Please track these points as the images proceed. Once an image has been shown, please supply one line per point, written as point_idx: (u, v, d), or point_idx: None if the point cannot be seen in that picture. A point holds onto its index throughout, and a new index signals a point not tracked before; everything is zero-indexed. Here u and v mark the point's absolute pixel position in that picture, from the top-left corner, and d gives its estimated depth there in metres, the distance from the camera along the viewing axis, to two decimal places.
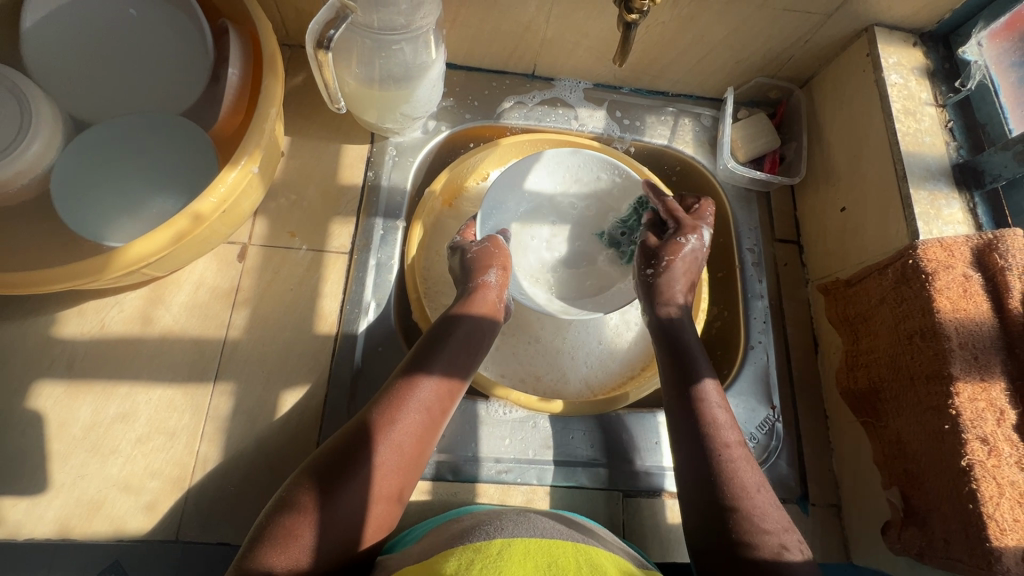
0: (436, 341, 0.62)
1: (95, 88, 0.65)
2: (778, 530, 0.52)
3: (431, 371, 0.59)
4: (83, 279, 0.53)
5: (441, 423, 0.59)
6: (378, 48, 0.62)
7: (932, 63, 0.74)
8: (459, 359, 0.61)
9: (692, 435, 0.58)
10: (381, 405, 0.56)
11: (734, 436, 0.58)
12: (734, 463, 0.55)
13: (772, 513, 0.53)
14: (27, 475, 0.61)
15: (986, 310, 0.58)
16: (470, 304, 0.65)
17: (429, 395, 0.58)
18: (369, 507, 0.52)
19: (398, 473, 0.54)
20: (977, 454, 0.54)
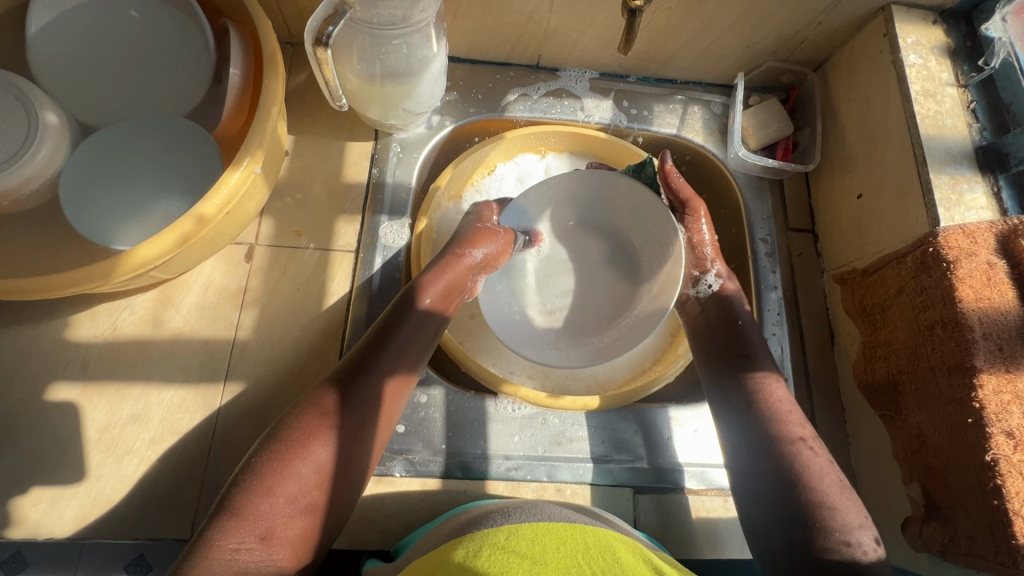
0: (394, 322, 0.60)
1: (98, 91, 0.65)
2: (852, 527, 0.54)
3: (381, 357, 0.58)
4: (91, 284, 0.53)
5: (394, 406, 0.58)
6: (377, 44, 0.62)
7: (953, 43, 0.71)
8: (413, 345, 0.60)
9: (756, 428, 0.60)
10: (329, 393, 0.55)
11: (801, 430, 0.60)
12: (802, 457, 0.58)
13: (843, 505, 0.55)
14: (46, 475, 0.62)
15: (1012, 299, 0.56)
16: (435, 281, 0.63)
17: (382, 380, 0.57)
18: (330, 497, 0.52)
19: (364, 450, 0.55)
20: (1002, 449, 0.53)
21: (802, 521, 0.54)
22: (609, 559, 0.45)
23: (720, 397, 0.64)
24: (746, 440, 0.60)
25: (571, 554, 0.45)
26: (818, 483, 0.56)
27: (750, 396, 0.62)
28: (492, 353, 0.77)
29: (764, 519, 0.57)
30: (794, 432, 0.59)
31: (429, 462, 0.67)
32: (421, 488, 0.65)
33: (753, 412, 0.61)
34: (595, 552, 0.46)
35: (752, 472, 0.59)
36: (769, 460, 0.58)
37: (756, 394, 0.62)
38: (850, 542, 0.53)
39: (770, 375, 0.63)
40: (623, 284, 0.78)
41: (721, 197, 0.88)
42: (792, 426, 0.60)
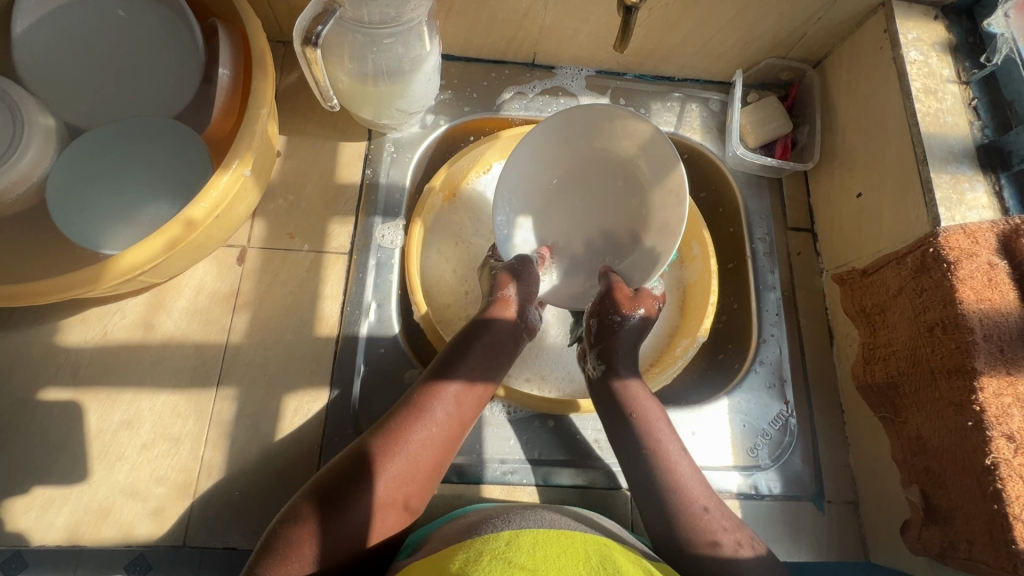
0: (458, 350, 0.61)
1: (85, 93, 0.64)
2: (722, 527, 0.55)
3: (454, 379, 0.59)
4: (78, 289, 0.53)
5: (461, 434, 0.58)
6: (369, 43, 0.61)
7: (954, 38, 0.69)
8: (481, 369, 0.61)
9: (630, 442, 0.61)
10: (401, 412, 0.57)
11: (672, 438, 0.61)
12: (678, 467, 0.59)
13: (716, 512, 0.56)
14: (37, 481, 0.61)
15: (1013, 301, 0.55)
16: (491, 316, 0.64)
17: (452, 402, 0.58)
18: (377, 515, 0.51)
19: (420, 481, 0.55)
20: (1003, 452, 0.52)
21: (677, 527, 0.56)
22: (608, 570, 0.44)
23: (602, 406, 0.64)
24: (632, 447, 0.61)
25: (570, 562, 0.44)
26: (678, 488, 0.58)
27: (617, 404, 0.63)
28: None
29: (651, 525, 0.58)
30: (672, 442, 0.61)
31: None
32: None
33: (625, 425, 0.62)
34: (595, 562, 0.45)
35: (639, 479, 0.59)
36: (649, 470, 0.59)
37: (620, 406, 0.63)
38: (719, 545, 0.54)
39: (635, 381, 0.64)
40: (625, 214, 0.75)
41: (719, 196, 0.87)
42: (662, 435, 0.61)
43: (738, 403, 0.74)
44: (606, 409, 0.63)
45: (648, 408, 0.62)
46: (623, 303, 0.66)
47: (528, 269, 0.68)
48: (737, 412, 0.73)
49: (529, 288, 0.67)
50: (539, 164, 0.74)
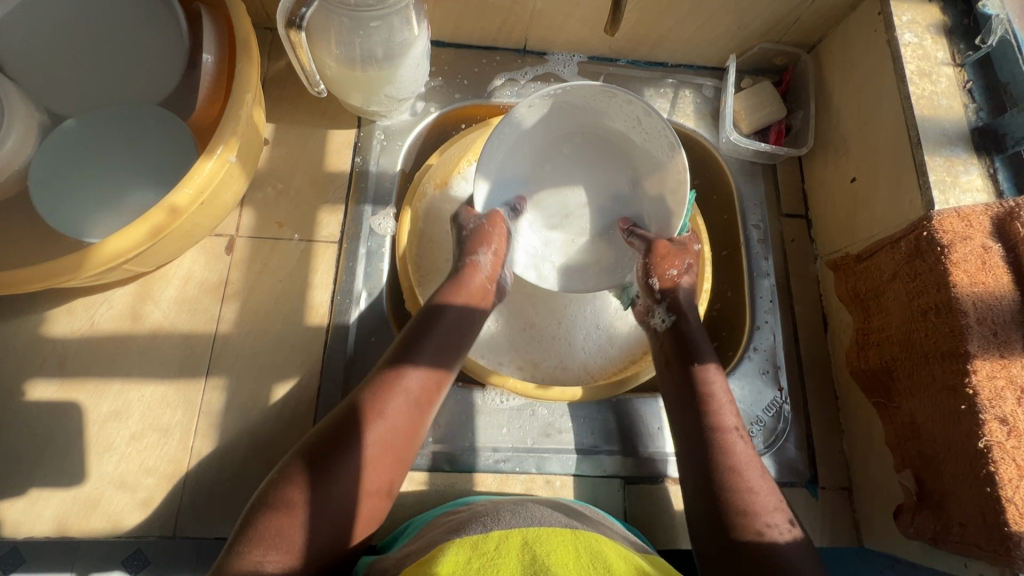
0: (421, 327, 0.59)
1: (67, 80, 0.63)
2: (765, 510, 0.53)
3: (414, 362, 0.56)
4: (61, 277, 0.52)
5: (427, 414, 0.57)
6: (356, 27, 0.60)
7: (950, 20, 0.68)
8: (447, 346, 0.59)
9: (692, 421, 0.58)
10: (361, 396, 0.54)
11: (733, 421, 0.58)
12: (729, 448, 0.56)
13: (762, 492, 0.54)
14: (26, 473, 0.61)
15: (1008, 283, 0.54)
16: (452, 290, 0.63)
17: (415, 384, 0.56)
18: (359, 503, 0.51)
19: (384, 462, 0.53)
20: (995, 435, 0.52)
21: (720, 505, 0.53)
22: (600, 568, 0.44)
23: (671, 390, 0.62)
24: (691, 430, 0.58)
25: (560, 561, 0.44)
26: (731, 469, 0.54)
27: (690, 391, 0.59)
28: (479, 343, 0.75)
29: (698, 510, 0.55)
30: (730, 426, 0.57)
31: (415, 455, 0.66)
32: (408, 483, 0.65)
33: (691, 412, 0.59)
34: (585, 561, 0.44)
35: (692, 463, 0.57)
36: (705, 451, 0.56)
37: (694, 393, 0.59)
38: (768, 534, 0.51)
39: (714, 372, 0.60)
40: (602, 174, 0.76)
41: (713, 183, 0.86)
42: (726, 416, 0.58)
43: (732, 390, 0.73)
44: (682, 396, 0.60)
45: (721, 393, 0.59)
46: (667, 256, 0.65)
47: (498, 226, 0.67)
48: (732, 398, 0.73)
49: (497, 249, 0.65)
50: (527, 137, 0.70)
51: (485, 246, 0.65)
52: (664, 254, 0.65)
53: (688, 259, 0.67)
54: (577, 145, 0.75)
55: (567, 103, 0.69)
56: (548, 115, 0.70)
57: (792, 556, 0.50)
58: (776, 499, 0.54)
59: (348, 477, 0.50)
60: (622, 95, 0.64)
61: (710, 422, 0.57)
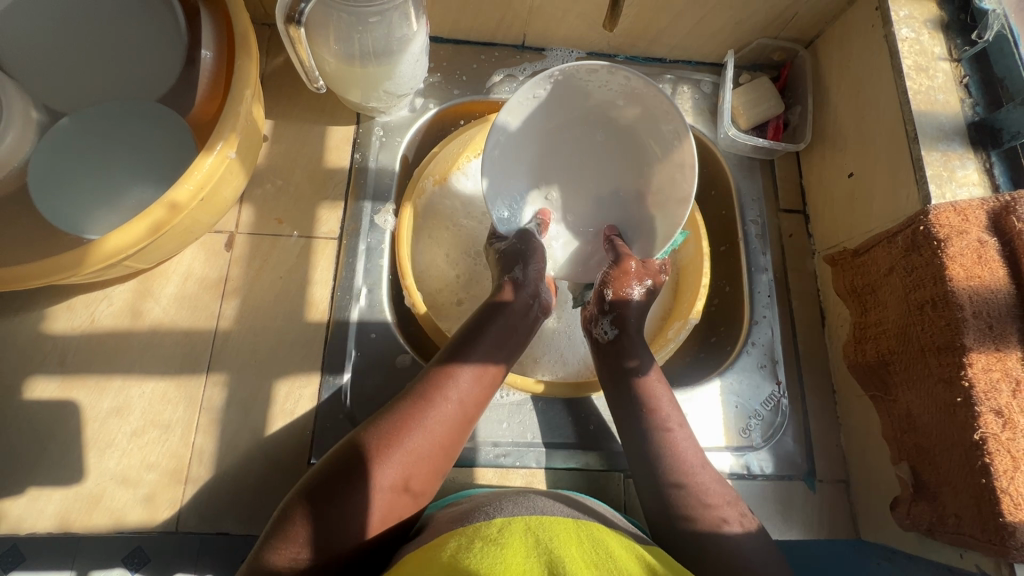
0: (473, 332, 0.61)
1: (63, 76, 0.63)
2: (719, 505, 0.57)
3: (467, 363, 0.59)
4: (62, 274, 0.52)
5: (469, 420, 0.58)
6: (355, 23, 0.60)
7: (946, 15, 0.69)
8: (496, 352, 0.61)
9: (637, 423, 0.62)
10: (417, 387, 0.57)
11: (676, 419, 0.62)
12: (675, 446, 0.60)
13: (710, 490, 0.58)
14: (27, 469, 0.61)
15: (1003, 277, 0.55)
16: (500, 301, 0.64)
17: (464, 387, 0.58)
18: (370, 500, 0.50)
19: (413, 467, 0.53)
20: (991, 427, 0.52)
21: (674, 503, 0.57)
22: (602, 559, 0.44)
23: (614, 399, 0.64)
24: (640, 433, 0.61)
25: (565, 546, 0.44)
26: (687, 468, 0.58)
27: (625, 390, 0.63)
28: None
29: (652, 505, 0.59)
30: (672, 426, 0.61)
31: None
32: None
33: (637, 414, 0.62)
34: (590, 547, 0.45)
35: (642, 463, 0.60)
36: (653, 452, 0.60)
37: (638, 396, 0.62)
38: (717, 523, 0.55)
39: (651, 370, 0.64)
40: (615, 157, 0.73)
41: (711, 179, 0.86)
42: (665, 415, 0.62)
43: (730, 384, 0.74)
44: (619, 399, 0.63)
45: (662, 394, 0.63)
46: (628, 273, 0.67)
47: (530, 245, 0.67)
48: (731, 393, 0.74)
49: (540, 267, 0.66)
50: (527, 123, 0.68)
51: (528, 262, 0.66)
52: (622, 275, 0.66)
53: (648, 279, 0.68)
54: (591, 137, 0.72)
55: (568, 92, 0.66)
56: (548, 108, 0.68)
57: (742, 545, 0.54)
58: (726, 492, 0.58)
59: (394, 471, 0.52)
60: (623, 74, 0.62)
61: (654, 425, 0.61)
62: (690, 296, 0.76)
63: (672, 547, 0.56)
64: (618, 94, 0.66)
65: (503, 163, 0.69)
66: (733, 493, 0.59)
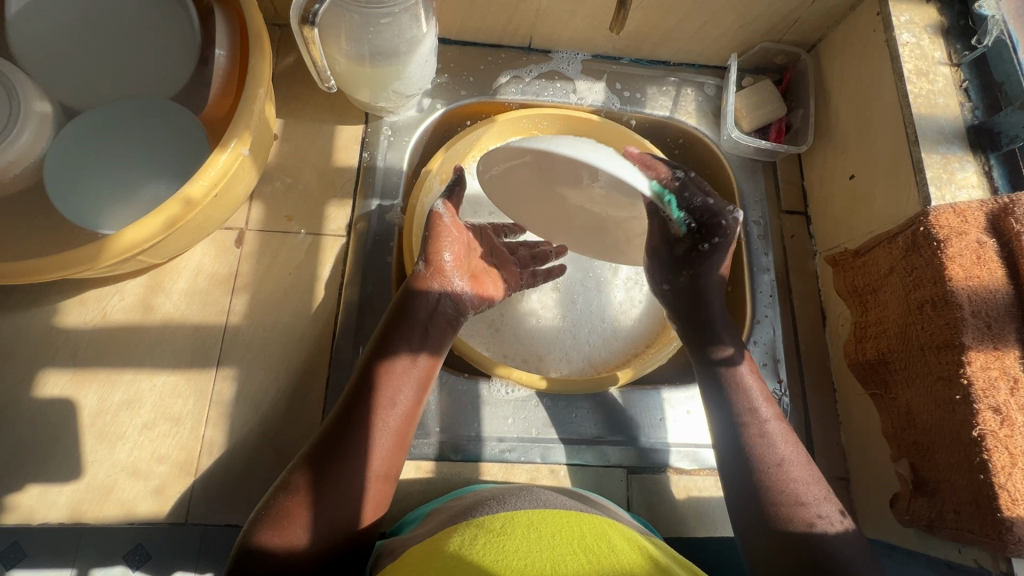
0: (400, 314, 0.61)
1: (78, 74, 0.64)
2: (815, 501, 0.56)
3: (399, 351, 0.60)
4: (79, 267, 0.53)
5: (420, 398, 0.61)
6: (366, 24, 0.61)
7: (947, 21, 0.70)
8: (424, 337, 0.61)
9: (727, 416, 0.61)
10: (360, 383, 0.58)
11: (770, 412, 0.61)
12: (769, 442, 0.59)
13: (804, 486, 0.57)
14: (40, 461, 0.62)
15: (1002, 278, 0.56)
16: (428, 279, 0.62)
17: (403, 367, 0.59)
18: (364, 486, 0.54)
19: (391, 450, 0.57)
20: (989, 424, 0.53)
21: (766, 500, 0.56)
22: (605, 551, 0.45)
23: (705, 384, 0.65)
24: (729, 423, 0.61)
25: (565, 540, 0.45)
26: (779, 463, 0.58)
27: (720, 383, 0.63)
28: (483, 336, 0.77)
29: (738, 501, 0.59)
30: (766, 419, 0.60)
31: (423, 445, 0.67)
32: (416, 471, 0.66)
33: (729, 407, 0.62)
34: (590, 540, 0.46)
35: (731, 454, 0.60)
36: (742, 443, 0.60)
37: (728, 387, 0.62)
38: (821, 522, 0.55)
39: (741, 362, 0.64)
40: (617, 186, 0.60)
41: (714, 180, 0.87)
42: (756, 409, 0.61)
43: None
44: (716, 391, 0.63)
45: (751, 389, 0.62)
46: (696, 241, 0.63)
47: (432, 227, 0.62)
48: None
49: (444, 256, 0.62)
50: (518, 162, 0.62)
51: (436, 252, 0.62)
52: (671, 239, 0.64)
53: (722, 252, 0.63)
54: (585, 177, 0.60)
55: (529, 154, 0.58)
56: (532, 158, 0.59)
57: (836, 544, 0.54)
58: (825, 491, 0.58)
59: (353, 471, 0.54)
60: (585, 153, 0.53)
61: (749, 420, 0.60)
62: None
63: (766, 543, 0.55)
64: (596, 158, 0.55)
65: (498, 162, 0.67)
66: (827, 488, 0.58)
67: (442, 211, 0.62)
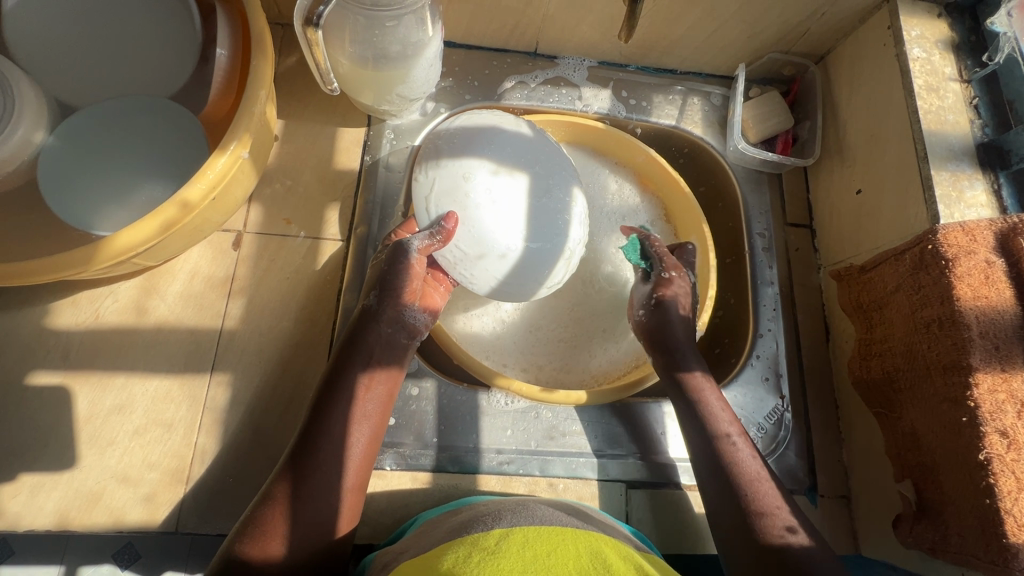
0: (360, 331, 0.60)
1: (74, 70, 0.62)
2: (776, 510, 0.57)
3: (355, 366, 0.58)
4: (72, 270, 0.52)
5: (384, 412, 0.60)
6: (371, 26, 0.60)
7: (957, 36, 0.69)
8: (382, 355, 0.60)
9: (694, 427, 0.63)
10: (322, 397, 0.57)
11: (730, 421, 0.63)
12: (731, 451, 0.60)
13: (768, 494, 0.58)
14: (29, 466, 0.60)
15: (1009, 298, 0.55)
16: (398, 296, 0.60)
17: (368, 382, 0.59)
18: (339, 497, 0.54)
19: (357, 462, 0.56)
20: (995, 448, 0.52)
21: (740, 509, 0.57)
22: (601, 572, 0.44)
23: (673, 401, 0.66)
24: (697, 433, 0.62)
25: (560, 561, 0.44)
26: (740, 471, 0.59)
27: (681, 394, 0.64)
28: (483, 343, 0.75)
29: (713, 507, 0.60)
30: (729, 432, 0.62)
31: (420, 455, 0.66)
32: (412, 482, 0.65)
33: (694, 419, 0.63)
34: (586, 562, 0.44)
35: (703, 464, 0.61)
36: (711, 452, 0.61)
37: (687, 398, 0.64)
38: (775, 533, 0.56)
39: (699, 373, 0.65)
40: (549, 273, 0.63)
41: (719, 191, 0.86)
42: (719, 420, 0.62)
43: (734, 396, 0.74)
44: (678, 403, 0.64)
45: (712, 401, 0.63)
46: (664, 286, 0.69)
47: (399, 264, 0.60)
48: (733, 405, 0.73)
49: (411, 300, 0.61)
50: (473, 230, 0.59)
51: (396, 282, 0.60)
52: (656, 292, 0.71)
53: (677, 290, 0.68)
54: (534, 255, 0.61)
55: (518, 284, 0.62)
56: (485, 252, 0.60)
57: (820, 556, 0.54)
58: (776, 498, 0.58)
59: (331, 480, 0.54)
60: (506, 300, 0.65)
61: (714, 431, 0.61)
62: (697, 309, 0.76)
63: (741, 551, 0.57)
64: (525, 287, 0.63)
65: (460, 153, 0.59)
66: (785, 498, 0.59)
67: (413, 253, 0.59)
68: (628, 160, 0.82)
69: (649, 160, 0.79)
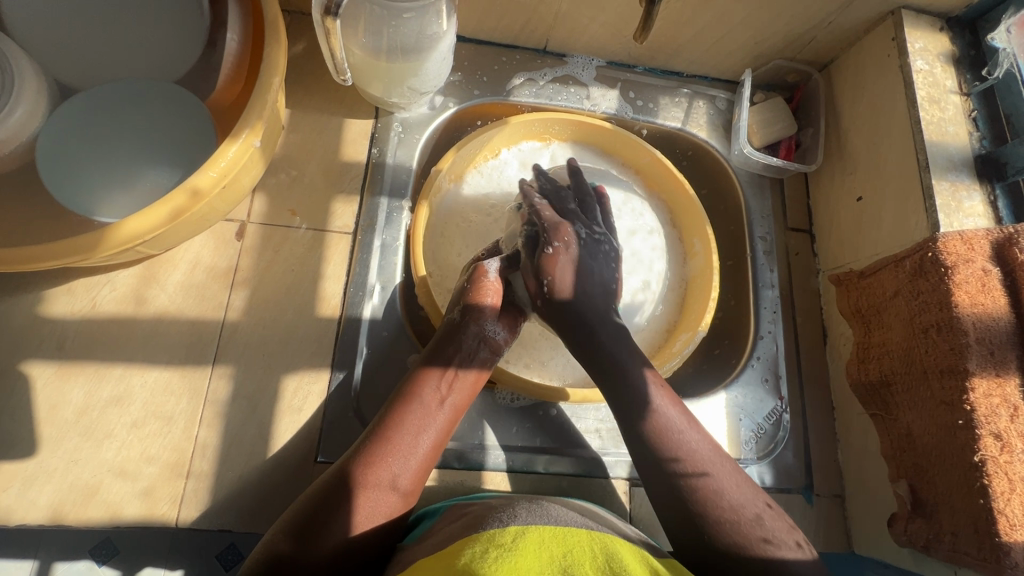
0: (449, 337, 0.61)
1: (72, 50, 0.60)
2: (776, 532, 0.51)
3: (434, 367, 0.59)
4: (75, 257, 0.50)
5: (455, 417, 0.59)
6: (387, 17, 0.59)
7: (958, 50, 0.72)
8: (465, 363, 0.60)
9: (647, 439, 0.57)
10: (395, 400, 0.58)
11: (695, 434, 0.57)
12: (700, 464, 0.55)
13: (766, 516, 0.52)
14: (22, 456, 0.59)
15: (1005, 306, 0.57)
16: (483, 310, 0.62)
17: (439, 386, 0.58)
18: (367, 492, 0.51)
19: (419, 463, 0.55)
20: (990, 450, 0.54)
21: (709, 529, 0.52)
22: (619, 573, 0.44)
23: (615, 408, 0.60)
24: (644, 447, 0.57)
25: (578, 561, 0.44)
26: (714, 488, 0.53)
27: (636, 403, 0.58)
28: None
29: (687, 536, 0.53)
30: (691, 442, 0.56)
31: None
32: None
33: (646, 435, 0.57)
34: (602, 562, 0.44)
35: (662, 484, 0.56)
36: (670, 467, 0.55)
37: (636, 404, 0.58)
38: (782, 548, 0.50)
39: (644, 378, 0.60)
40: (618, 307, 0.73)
41: (721, 194, 0.88)
42: (679, 431, 0.56)
43: (735, 397, 0.75)
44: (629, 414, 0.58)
45: (668, 407, 0.58)
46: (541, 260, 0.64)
47: (481, 289, 0.63)
48: (734, 405, 0.75)
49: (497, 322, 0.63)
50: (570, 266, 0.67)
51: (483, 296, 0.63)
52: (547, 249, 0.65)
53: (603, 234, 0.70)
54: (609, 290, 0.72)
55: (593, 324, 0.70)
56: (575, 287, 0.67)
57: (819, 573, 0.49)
58: (763, 505, 0.53)
59: (366, 475, 0.52)
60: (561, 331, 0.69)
61: (671, 441, 0.56)
62: (699, 309, 0.76)
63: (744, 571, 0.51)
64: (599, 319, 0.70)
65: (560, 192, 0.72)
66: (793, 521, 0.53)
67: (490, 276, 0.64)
68: (633, 161, 0.82)
69: (654, 162, 0.80)
